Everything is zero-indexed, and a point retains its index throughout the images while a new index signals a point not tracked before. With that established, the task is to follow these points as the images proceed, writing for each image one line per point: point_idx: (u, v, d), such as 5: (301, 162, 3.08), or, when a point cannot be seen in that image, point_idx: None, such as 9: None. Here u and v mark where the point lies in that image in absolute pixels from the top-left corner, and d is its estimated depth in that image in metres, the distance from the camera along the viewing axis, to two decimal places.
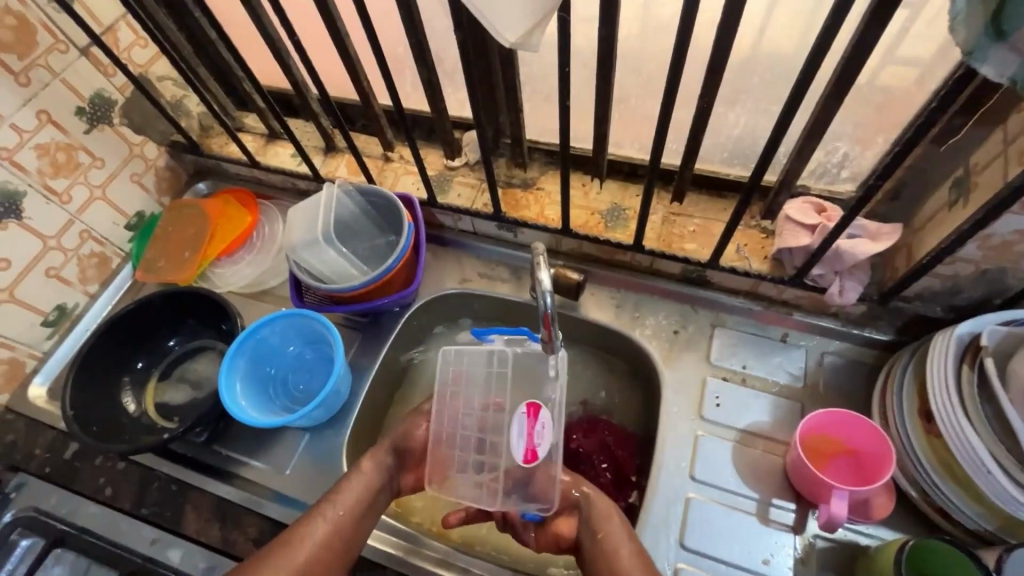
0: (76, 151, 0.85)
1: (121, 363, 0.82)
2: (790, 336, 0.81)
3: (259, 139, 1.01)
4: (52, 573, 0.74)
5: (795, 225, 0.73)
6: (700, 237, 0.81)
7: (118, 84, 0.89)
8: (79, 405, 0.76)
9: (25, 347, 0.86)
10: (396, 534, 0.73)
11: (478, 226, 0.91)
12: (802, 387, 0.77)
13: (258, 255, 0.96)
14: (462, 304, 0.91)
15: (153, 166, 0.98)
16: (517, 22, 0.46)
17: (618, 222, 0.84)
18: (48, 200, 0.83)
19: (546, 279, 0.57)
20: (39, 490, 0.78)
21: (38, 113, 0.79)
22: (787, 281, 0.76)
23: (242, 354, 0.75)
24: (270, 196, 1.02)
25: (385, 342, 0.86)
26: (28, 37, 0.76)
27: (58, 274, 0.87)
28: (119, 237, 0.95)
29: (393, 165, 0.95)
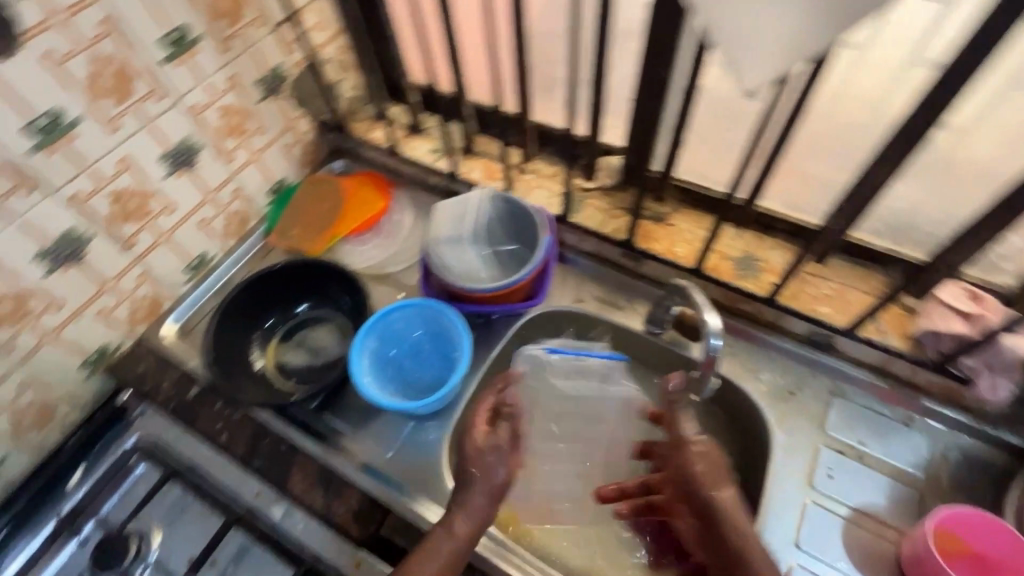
0: (248, 116, 0.92)
1: (254, 318, 0.88)
2: (914, 420, 0.77)
3: (401, 131, 1.07)
4: (161, 504, 0.79)
5: (947, 310, 0.71)
6: (836, 301, 0.80)
7: (294, 61, 0.95)
8: (216, 350, 0.81)
9: (167, 287, 0.91)
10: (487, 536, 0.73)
11: (601, 250, 0.92)
12: (923, 477, 0.74)
13: (385, 240, 1.00)
14: (573, 322, 0.91)
15: (302, 140, 1.04)
16: (763, 67, 0.48)
17: (749, 272, 0.84)
18: (217, 156, 0.89)
19: (715, 323, 0.64)
20: (158, 423, 0.83)
21: (229, 77, 0.86)
22: (927, 364, 0.75)
23: (373, 333, 0.80)
24: (401, 185, 1.06)
25: (495, 346, 0.87)
26: (238, 8, 0.83)
27: (208, 225, 0.93)
28: (261, 199, 1.01)
29: (526, 177, 0.98)
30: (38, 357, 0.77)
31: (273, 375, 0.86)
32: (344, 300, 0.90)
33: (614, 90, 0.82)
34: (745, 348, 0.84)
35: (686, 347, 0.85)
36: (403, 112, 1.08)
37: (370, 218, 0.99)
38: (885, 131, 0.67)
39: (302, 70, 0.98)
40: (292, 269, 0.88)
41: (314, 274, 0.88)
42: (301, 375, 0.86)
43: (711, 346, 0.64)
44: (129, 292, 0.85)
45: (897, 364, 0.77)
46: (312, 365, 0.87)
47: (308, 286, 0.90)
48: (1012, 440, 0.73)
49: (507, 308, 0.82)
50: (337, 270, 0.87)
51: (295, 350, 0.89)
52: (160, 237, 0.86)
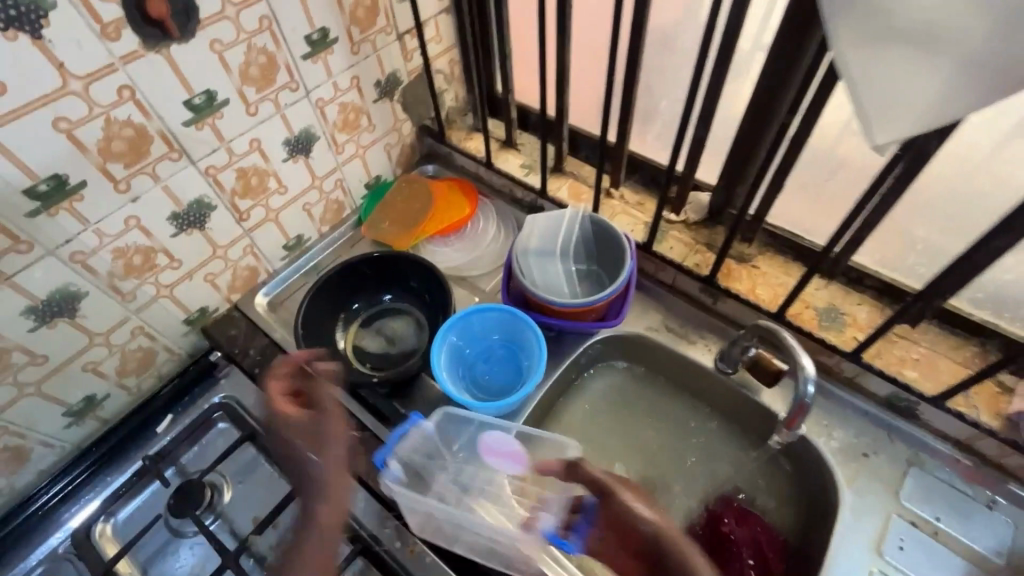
0: (362, 114, 0.98)
1: (341, 301, 0.93)
2: (997, 504, 0.73)
3: (495, 143, 1.11)
4: (235, 460, 0.85)
5: None
6: (923, 367, 0.77)
7: (409, 68, 1.01)
8: (308, 324, 0.87)
9: (266, 261, 0.98)
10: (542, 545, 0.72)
11: (679, 282, 0.92)
12: (1004, 565, 0.70)
13: (467, 244, 1.04)
14: (641, 350, 0.92)
15: (402, 141, 1.11)
16: (898, 127, 0.48)
17: (833, 324, 0.82)
18: (329, 147, 0.96)
19: (810, 368, 0.67)
20: (243, 385, 0.91)
21: (353, 77, 0.93)
22: (1021, 447, 0.70)
23: (454, 330, 0.84)
24: (487, 195, 1.11)
25: (563, 361, 0.89)
26: (372, 17, 0.90)
27: (310, 209, 1.00)
28: (358, 192, 1.08)
29: (612, 202, 1.00)
30: (152, 308, 0.84)
31: (352, 357, 0.90)
32: (426, 295, 0.94)
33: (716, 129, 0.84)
34: (818, 401, 0.82)
35: (757, 390, 0.84)
36: (498, 127, 1.13)
37: (456, 221, 1.04)
38: (1003, 200, 0.66)
39: (415, 78, 1.04)
40: (381, 260, 0.93)
41: (399, 266, 0.93)
42: (378, 360, 0.91)
43: (806, 392, 0.67)
44: (234, 261, 0.92)
45: (987, 442, 0.73)
46: (390, 354, 0.91)
47: (392, 276, 0.95)
48: None
49: (582, 324, 0.84)
50: (423, 265, 0.91)
51: (375, 336, 0.94)
52: (269, 215, 0.93)
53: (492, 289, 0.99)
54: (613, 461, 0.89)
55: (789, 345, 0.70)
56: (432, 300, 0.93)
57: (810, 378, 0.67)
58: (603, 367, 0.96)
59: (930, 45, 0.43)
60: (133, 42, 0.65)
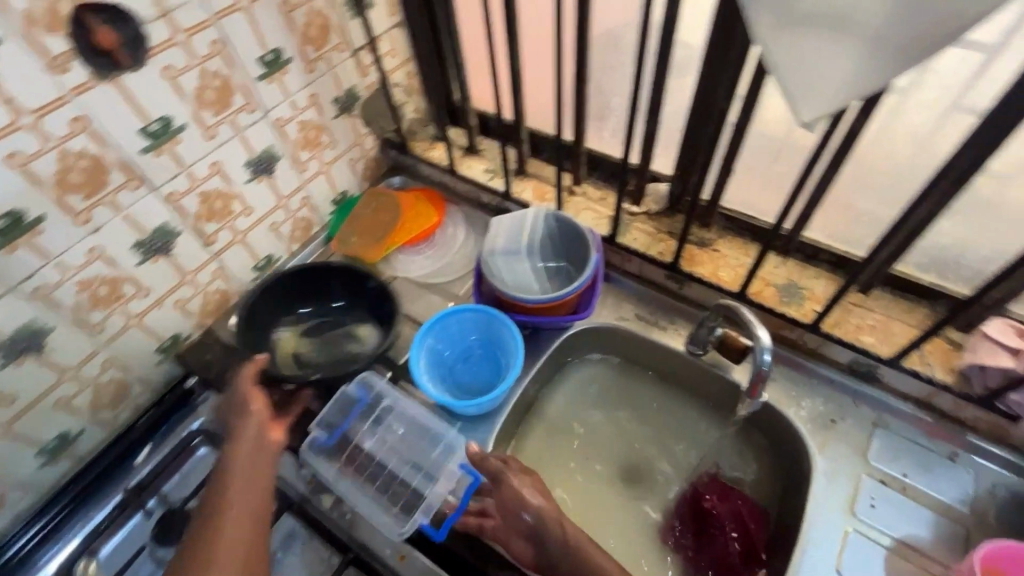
0: (323, 132, 0.99)
1: (289, 304, 0.96)
2: (959, 456, 0.77)
3: (457, 151, 1.13)
4: None
5: (993, 344, 0.71)
6: (880, 332, 0.81)
7: (366, 83, 1.03)
8: (248, 319, 0.90)
9: (236, 284, 0.98)
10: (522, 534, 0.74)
11: (645, 271, 0.95)
12: (968, 513, 0.73)
13: (437, 251, 1.06)
14: (612, 339, 0.95)
15: (365, 155, 1.12)
16: (821, 104, 0.51)
17: (793, 298, 0.85)
18: (292, 166, 0.97)
19: (766, 338, 0.70)
20: None
21: (310, 95, 0.94)
22: (973, 399, 0.74)
23: (431, 334, 0.84)
24: (454, 202, 1.13)
25: (540, 357, 0.91)
26: (325, 35, 0.91)
27: (277, 228, 1.00)
28: (325, 208, 1.09)
29: (575, 199, 1.02)
30: (121, 340, 0.83)
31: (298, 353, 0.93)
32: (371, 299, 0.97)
33: (667, 121, 0.87)
34: (784, 373, 0.86)
35: (728, 369, 0.87)
36: (459, 135, 1.15)
37: (424, 230, 1.05)
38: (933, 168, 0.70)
39: (372, 92, 1.05)
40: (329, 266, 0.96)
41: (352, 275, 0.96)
42: (321, 361, 0.93)
43: (762, 362, 0.71)
44: (204, 286, 0.92)
45: (944, 397, 0.77)
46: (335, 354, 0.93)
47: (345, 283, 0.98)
48: None
49: (553, 319, 0.86)
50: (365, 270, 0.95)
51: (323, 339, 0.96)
52: (237, 237, 0.93)
53: (464, 293, 1.00)
54: (595, 450, 0.91)
55: (743, 316, 0.74)
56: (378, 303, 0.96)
57: (767, 348, 0.70)
58: (582, 360, 0.98)
59: (839, 25, 0.46)
60: (83, 73, 0.65)
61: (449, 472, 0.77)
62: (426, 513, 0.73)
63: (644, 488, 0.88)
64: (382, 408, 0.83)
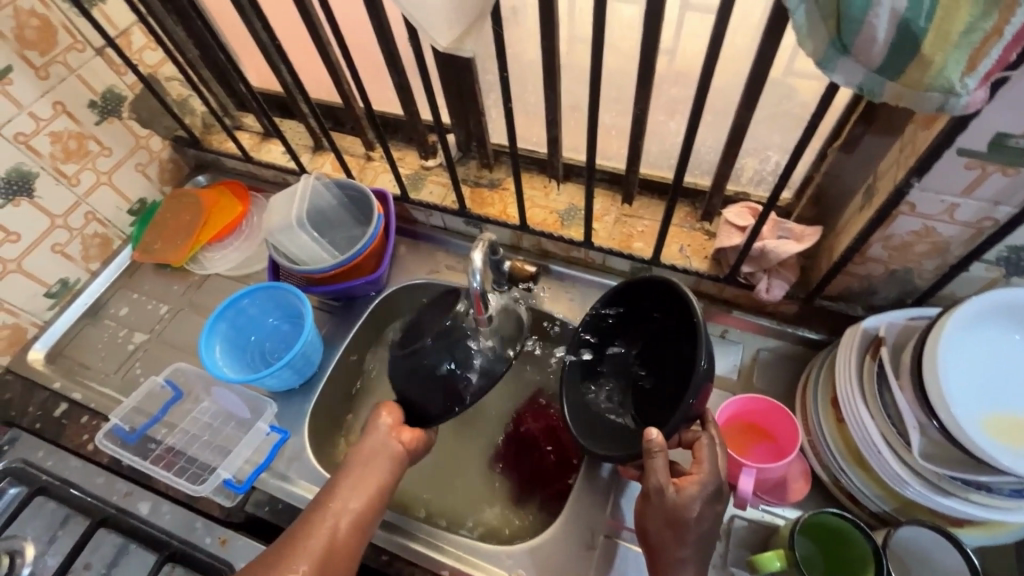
0: (87, 140, 0.94)
1: (632, 305, 0.74)
2: (729, 332, 0.84)
3: (254, 137, 1.10)
4: (35, 519, 0.80)
5: (729, 226, 0.78)
6: (648, 236, 0.87)
7: (129, 82, 0.98)
8: (653, 299, 0.71)
9: (29, 315, 0.94)
10: (401, 522, 0.74)
11: (447, 222, 0.97)
12: (736, 379, 0.81)
13: (245, 242, 1.04)
14: (428, 293, 0.97)
15: (157, 158, 1.06)
16: (445, 28, 0.53)
17: (573, 221, 0.90)
18: (58, 182, 0.92)
19: (478, 259, 0.68)
20: (29, 443, 0.86)
21: (54, 103, 0.89)
22: (723, 280, 0.81)
23: (224, 319, 0.84)
24: (262, 189, 1.10)
25: (357, 322, 0.92)
26: (50, 37, 0.85)
27: (63, 250, 0.96)
28: (122, 221, 1.03)
29: (373, 164, 1.02)
30: None
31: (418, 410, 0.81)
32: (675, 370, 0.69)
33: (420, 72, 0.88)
34: (582, 292, 0.91)
35: (530, 299, 0.91)
36: (254, 121, 1.11)
37: (228, 223, 1.03)
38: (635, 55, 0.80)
39: (140, 92, 1.00)
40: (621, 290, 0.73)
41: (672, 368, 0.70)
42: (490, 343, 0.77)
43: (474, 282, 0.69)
44: None
45: (706, 284, 0.83)
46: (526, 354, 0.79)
47: (641, 332, 0.76)
48: (810, 334, 0.79)
49: (355, 282, 0.87)
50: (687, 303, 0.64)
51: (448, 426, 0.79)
52: (9, 266, 0.89)
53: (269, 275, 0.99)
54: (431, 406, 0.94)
55: (477, 240, 0.72)
56: (650, 397, 0.72)
57: (479, 267, 0.68)
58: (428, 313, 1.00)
59: None
60: None
61: (255, 433, 0.80)
62: (230, 469, 0.76)
63: (477, 424, 0.91)
64: (192, 403, 0.85)
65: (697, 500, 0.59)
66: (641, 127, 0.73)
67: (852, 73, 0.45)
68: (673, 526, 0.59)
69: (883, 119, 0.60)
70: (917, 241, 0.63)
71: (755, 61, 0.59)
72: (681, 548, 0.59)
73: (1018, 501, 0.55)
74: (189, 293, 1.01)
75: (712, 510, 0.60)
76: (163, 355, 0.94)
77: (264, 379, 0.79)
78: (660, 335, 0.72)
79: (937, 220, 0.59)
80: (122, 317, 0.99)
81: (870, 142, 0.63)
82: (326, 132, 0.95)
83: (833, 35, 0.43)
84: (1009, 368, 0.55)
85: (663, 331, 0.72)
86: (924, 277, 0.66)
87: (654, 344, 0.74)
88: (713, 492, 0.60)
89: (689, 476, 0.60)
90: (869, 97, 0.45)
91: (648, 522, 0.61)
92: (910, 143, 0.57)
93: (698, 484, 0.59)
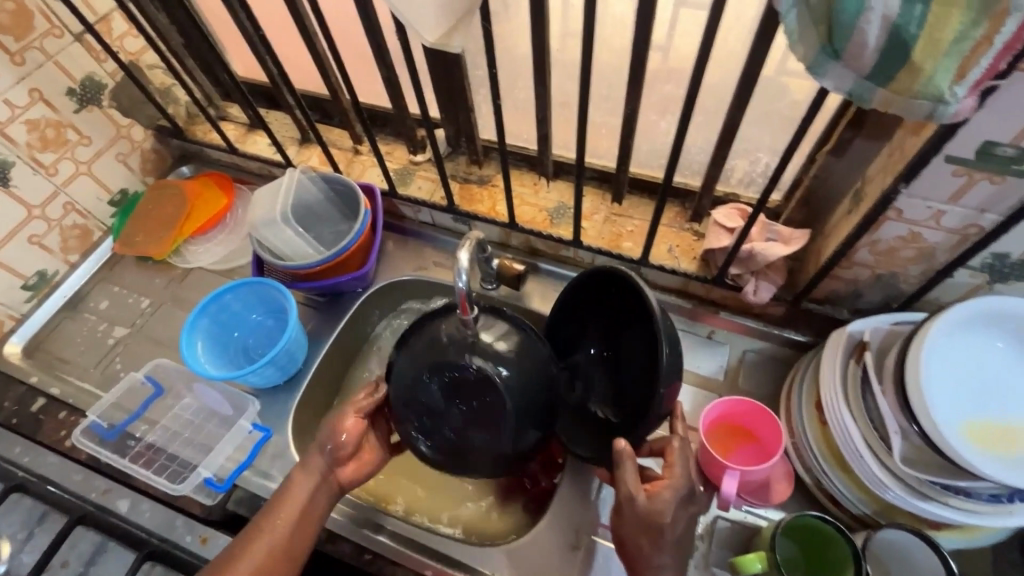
0: (65, 129, 0.91)
1: (589, 299, 0.73)
2: (716, 333, 0.84)
3: (240, 128, 1.08)
4: (10, 517, 0.79)
5: (718, 228, 0.78)
6: (637, 236, 0.87)
7: (109, 69, 0.95)
8: (608, 291, 0.70)
9: (4, 308, 0.92)
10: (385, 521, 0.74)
11: (436, 218, 0.96)
12: (722, 380, 0.81)
13: (229, 235, 1.02)
14: (415, 289, 0.96)
15: (139, 147, 1.04)
16: (433, 24, 0.52)
17: (562, 219, 0.89)
18: (35, 171, 0.89)
19: (464, 259, 0.67)
20: (5, 439, 0.84)
21: (31, 91, 0.86)
22: (711, 281, 0.81)
23: (207, 315, 0.82)
24: (247, 181, 1.08)
25: (343, 319, 0.91)
26: (26, 21, 0.83)
27: (40, 241, 0.93)
28: (102, 212, 1.01)
29: (361, 158, 1.01)
30: None
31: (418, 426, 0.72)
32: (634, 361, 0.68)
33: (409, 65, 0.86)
34: None
35: (518, 297, 0.90)
36: (240, 111, 1.09)
37: (211, 216, 1.01)
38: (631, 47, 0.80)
39: (121, 80, 0.97)
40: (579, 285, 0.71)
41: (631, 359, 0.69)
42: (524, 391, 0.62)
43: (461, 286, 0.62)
44: None
45: (694, 285, 0.83)
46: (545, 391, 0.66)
47: (596, 323, 0.75)
48: (796, 336, 0.80)
49: (341, 278, 0.86)
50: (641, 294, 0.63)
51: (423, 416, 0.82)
52: None
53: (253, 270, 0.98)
54: None
55: (464, 238, 0.71)
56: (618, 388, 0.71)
57: (465, 268, 0.64)
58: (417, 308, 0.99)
59: None
60: None
61: (237, 431, 0.79)
62: (211, 468, 0.75)
63: None
64: (173, 400, 0.84)
65: (670, 506, 0.59)
66: (631, 127, 0.72)
67: (842, 79, 0.44)
68: (650, 534, 0.59)
69: (872, 124, 0.60)
70: (903, 247, 0.63)
71: (746, 63, 0.59)
72: (657, 553, 0.59)
73: (995, 506, 0.56)
74: (171, 287, 0.99)
75: (685, 514, 0.61)
76: (144, 350, 0.93)
77: (248, 377, 0.78)
78: (617, 325, 0.71)
79: (923, 226, 0.59)
80: (102, 311, 0.97)
81: (859, 146, 0.63)
82: (313, 125, 0.93)
83: (823, 41, 0.42)
84: (990, 374, 0.55)
85: (620, 323, 0.71)
86: (909, 281, 0.67)
87: (611, 335, 0.73)
88: (686, 494, 0.61)
89: (660, 483, 0.61)
90: (858, 103, 0.45)
91: (623, 529, 0.60)
92: (898, 149, 0.57)
93: (671, 487, 0.60)
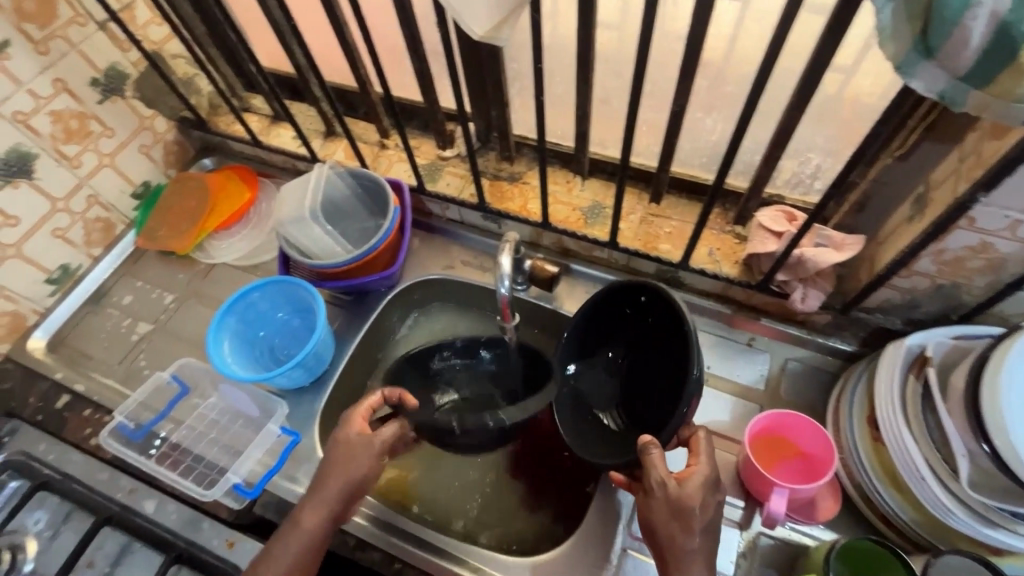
0: (89, 120, 0.89)
1: (616, 309, 0.74)
2: (756, 340, 0.81)
3: (263, 120, 1.05)
4: (36, 515, 0.78)
5: (764, 231, 0.74)
6: (675, 238, 0.83)
7: (132, 59, 0.93)
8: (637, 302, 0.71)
9: (28, 303, 0.90)
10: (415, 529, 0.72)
11: (464, 216, 0.93)
12: (764, 390, 0.78)
13: (253, 230, 1.00)
14: (442, 288, 0.93)
15: (162, 139, 1.02)
16: (483, 15, 0.49)
17: (597, 219, 0.86)
18: (59, 163, 0.87)
19: (506, 264, 0.66)
20: (30, 436, 0.83)
21: (55, 81, 0.84)
22: (755, 287, 0.77)
23: (233, 314, 0.80)
24: (270, 174, 1.06)
25: (369, 318, 0.89)
26: (50, 9, 0.81)
27: (64, 235, 0.92)
28: (125, 205, 0.99)
29: (387, 153, 0.98)
30: None
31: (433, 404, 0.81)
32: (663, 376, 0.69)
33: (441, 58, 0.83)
34: None
35: (550, 299, 0.87)
36: (263, 103, 1.06)
37: (234, 211, 0.99)
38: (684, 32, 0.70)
39: (144, 70, 0.95)
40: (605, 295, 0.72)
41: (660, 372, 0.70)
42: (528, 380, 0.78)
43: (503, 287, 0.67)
44: None
45: (734, 290, 0.80)
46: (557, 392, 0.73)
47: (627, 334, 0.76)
48: (841, 345, 0.76)
49: (368, 278, 0.84)
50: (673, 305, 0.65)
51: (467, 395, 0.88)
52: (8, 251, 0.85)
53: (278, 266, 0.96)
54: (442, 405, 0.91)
55: (502, 240, 0.70)
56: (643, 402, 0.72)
57: (507, 273, 0.67)
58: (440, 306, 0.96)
59: None
60: None
61: (266, 435, 0.78)
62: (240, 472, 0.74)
63: None
64: (198, 400, 0.82)
65: (699, 493, 0.56)
66: (677, 126, 0.69)
67: (933, 79, 0.41)
68: (679, 517, 0.56)
69: (944, 126, 0.56)
70: (970, 257, 0.59)
71: (811, 60, 0.55)
72: (690, 539, 0.55)
73: None
74: (194, 282, 0.97)
75: (713, 499, 0.58)
76: (168, 347, 0.91)
77: (275, 379, 0.77)
78: (646, 337, 0.72)
79: (996, 236, 0.56)
80: (125, 306, 0.96)
81: (926, 149, 0.59)
82: (340, 118, 0.90)
83: (918, 37, 0.39)
84: None
85: (650, 334, 0.72)
86: (973, 293, 0.63)
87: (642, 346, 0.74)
88: (713, 481, 0.58)
89: (688, 469, 0.58)
90: (948, 106, 0.42)
91: (651, 516, 0.57)
92: (974, 153, 0.53)
93: (699, 473, 0.57)
